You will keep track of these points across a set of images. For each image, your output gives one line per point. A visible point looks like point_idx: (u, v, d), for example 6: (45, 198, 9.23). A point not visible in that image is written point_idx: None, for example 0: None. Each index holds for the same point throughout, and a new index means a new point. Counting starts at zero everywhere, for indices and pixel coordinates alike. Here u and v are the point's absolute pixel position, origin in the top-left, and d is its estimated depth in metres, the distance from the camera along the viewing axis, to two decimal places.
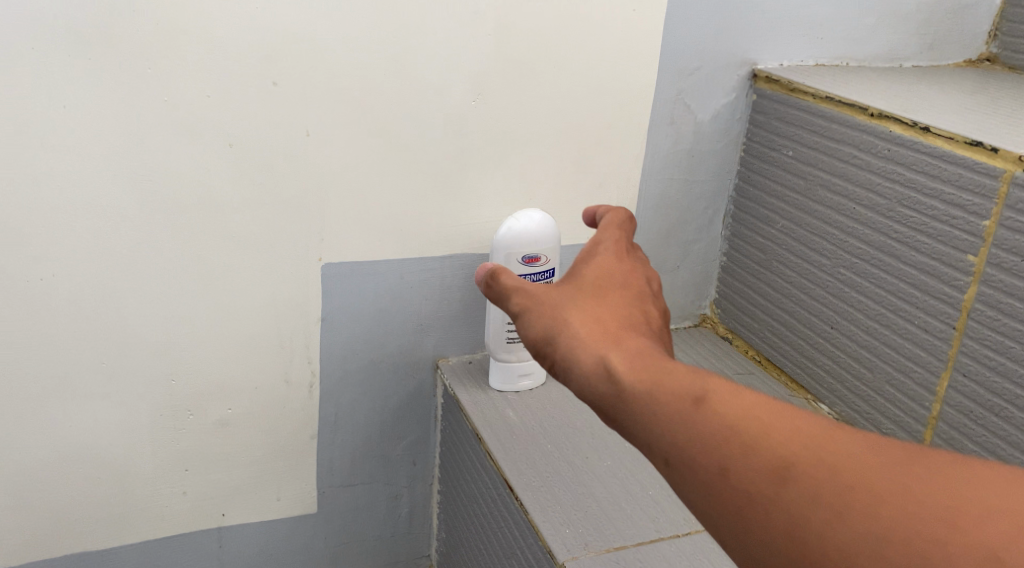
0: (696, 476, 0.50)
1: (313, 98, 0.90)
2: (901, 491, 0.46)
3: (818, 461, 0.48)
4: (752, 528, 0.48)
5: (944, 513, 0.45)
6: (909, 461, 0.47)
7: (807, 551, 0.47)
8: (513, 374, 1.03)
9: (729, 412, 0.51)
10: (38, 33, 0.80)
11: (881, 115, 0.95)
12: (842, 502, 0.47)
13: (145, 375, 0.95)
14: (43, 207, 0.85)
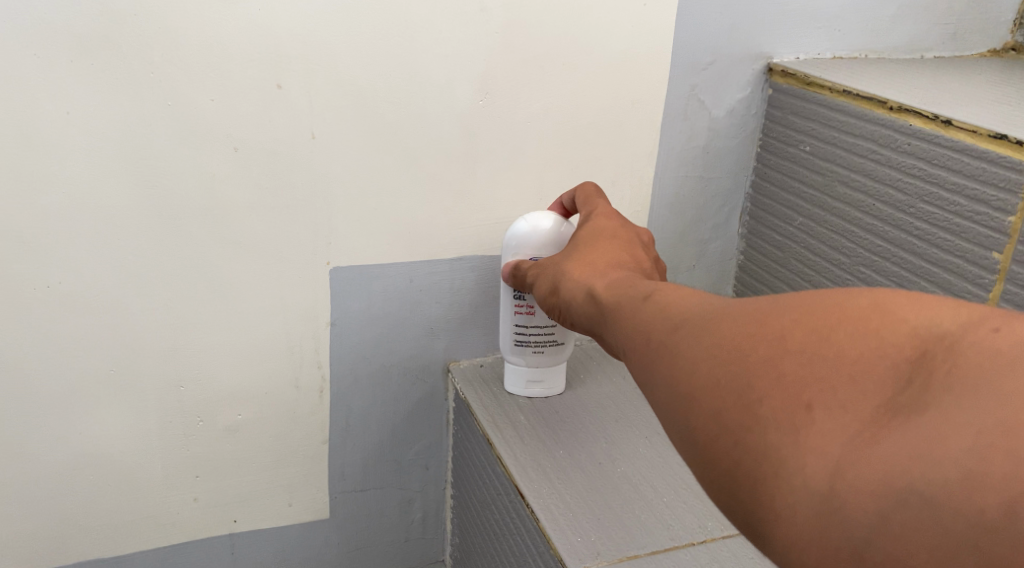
0: (638, 349, 0.58)
1: (319, 99, 0.89)
2: (775, 330, 0.50)
3: (717, 314, 0.54)
4: (663, 377, 0.54)
5: (809, 332, 0.49)
6: (792, 297, 0.51)
7: (698, 382, 0.52)
8: (522, 379, 1.01)
9: (661, 299, 0.60)
10: (39, 39, 0.78)
11: (900, 108, 0.92)
12: (730, 337, 0.52)
13: (154, 382, 0.94)
14: (47, 214, 0.84)
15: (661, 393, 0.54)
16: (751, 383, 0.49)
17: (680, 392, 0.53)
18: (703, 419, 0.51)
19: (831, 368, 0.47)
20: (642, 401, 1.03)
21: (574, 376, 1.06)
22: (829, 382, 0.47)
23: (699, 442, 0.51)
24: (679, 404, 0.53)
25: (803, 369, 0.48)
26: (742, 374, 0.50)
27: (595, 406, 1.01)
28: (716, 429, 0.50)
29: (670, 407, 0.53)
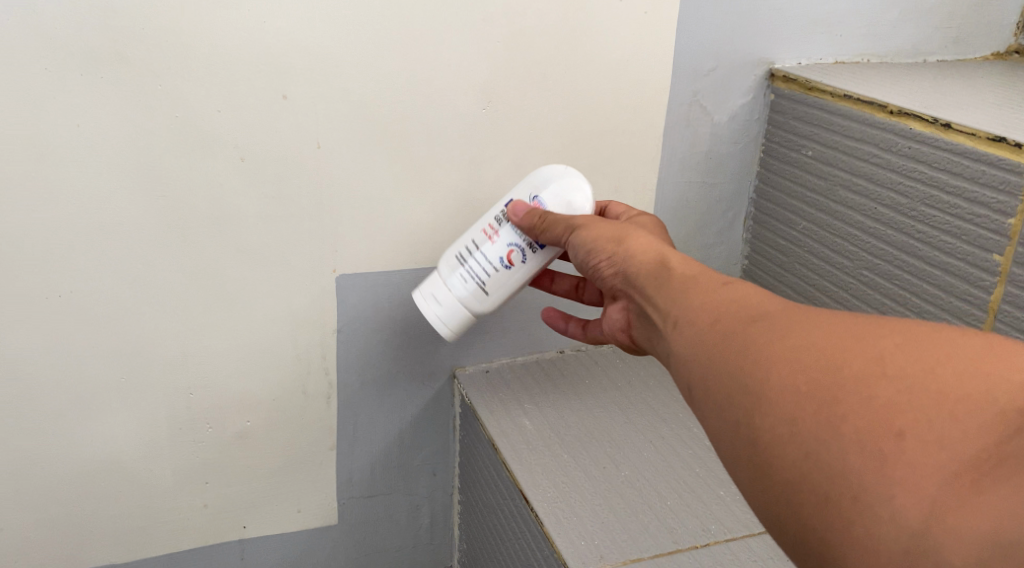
0: (721, 341, 0.60)
1: (324, 109, 0.90)
2: (879, 353, 0.53)
3: (816, 325, 0.56)
4: (747, 378, 0.56)
5: (915, 362, 0.52)
6: (897, 328, 0.54)
7: (785, 389, 0.54)
8: (429, 288, 0.88)
9: (749, 301, 0.62)
10: (49, 52, 0.80)
11: (901, 111, 0.93)
12: (830, 350, 0.54)
13: (163, 390, 0.95)
14: (58, 223, 0.85)
15: (743, 389, 0.56)
16: (843, 398, 0.52)
17: (763, 394, 0.55)
18: (782, 423, 0.53)
19: (931, 401, 0.50)
20: (647, 406, 1.03)
21: (579, 381, 1.07)
22: (926, 412, 0.50)
23: (770, 445, 0.54)
24: (758, 405, 0.55)
25: (899, 395, 0.51)
26: (836, 388, 0.52)
27: (600, 411, 1.02)
28: (793, 435, 0.53)
29: (746, 407, 0.56)
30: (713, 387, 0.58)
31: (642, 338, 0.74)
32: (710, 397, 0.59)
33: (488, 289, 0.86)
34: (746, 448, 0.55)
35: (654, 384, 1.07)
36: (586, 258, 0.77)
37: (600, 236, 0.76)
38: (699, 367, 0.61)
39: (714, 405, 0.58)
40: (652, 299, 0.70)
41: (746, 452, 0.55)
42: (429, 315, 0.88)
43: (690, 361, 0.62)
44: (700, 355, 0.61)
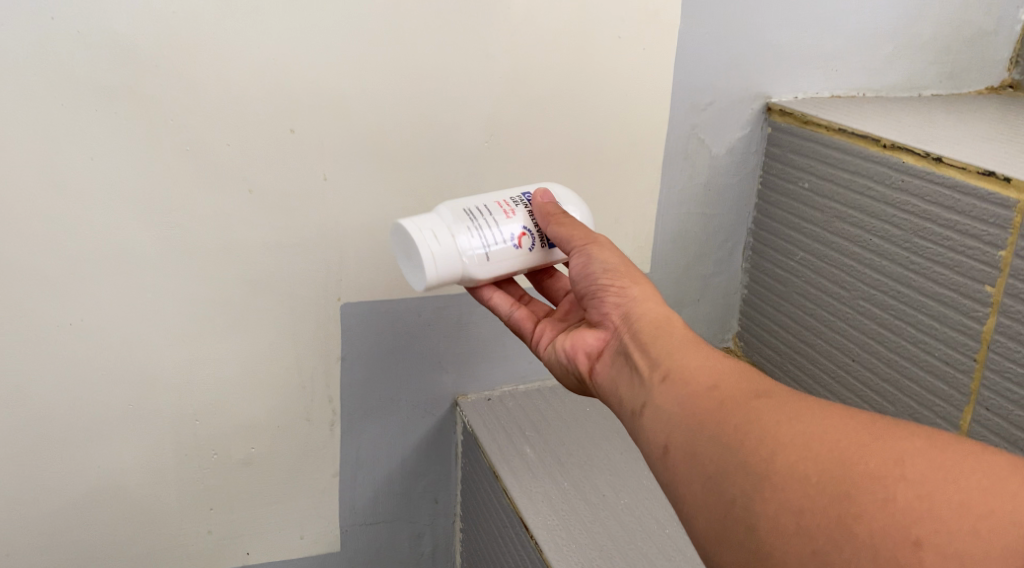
0: (721, 412, 0.66)
1: (331, 143, 0.92)
2: (899, 455, 0.58)
3: (829, 416, 0.62)
4: (759, 469, 0.61)
5: (932, 468, 0.57)
6: (915, 433, 0.59)
7: (798, 476, 0.60)
8: (428, 225, 0.82)
9: (753, 382, 0.68)
10: (65, 88, 0.82)
11: (894, 146, 0.95)
12: (843, 446, 0.60)
13: (170, 417, 0.96)
14: (70, 253, 0.87)
15: (749, 469, 0.62)
16: (855, 495, 0.57)
17: (769, 477, 0.61)
18: (789, 510, 0.59)
19: (950, 512, 0.55)
20: None
21: (580, 409, 1.08)
22: (941, 523, 0.55)
23: (773, 528, 0.59)
24: (763, 488, 0.61)
25: (915, 499, 0.56)
26: (847, 483, 0.58)
27: (600, 438, 1.03)
28: (801, 525, 0.58)
29: (749, 488, 0.61)
30: (717, 466, 0.64)
31: (608, 377, 0.79)
32: (705, 470, 0.64)
33: (490, 255, 0.82)
34: (740, 523, 0.61)
35: None
36: (595, 277, 0.79)
37: (616, 263, 0.79)
38: (692, 438, 0.66)
39: (711, 478, 0.64)
40: (649, 348, 0.74)
41: (741, 528, 0.61)
42: (422, 248, 0.80)
43: (685, 428, 0.67)
44: (695, 424, 0.67)
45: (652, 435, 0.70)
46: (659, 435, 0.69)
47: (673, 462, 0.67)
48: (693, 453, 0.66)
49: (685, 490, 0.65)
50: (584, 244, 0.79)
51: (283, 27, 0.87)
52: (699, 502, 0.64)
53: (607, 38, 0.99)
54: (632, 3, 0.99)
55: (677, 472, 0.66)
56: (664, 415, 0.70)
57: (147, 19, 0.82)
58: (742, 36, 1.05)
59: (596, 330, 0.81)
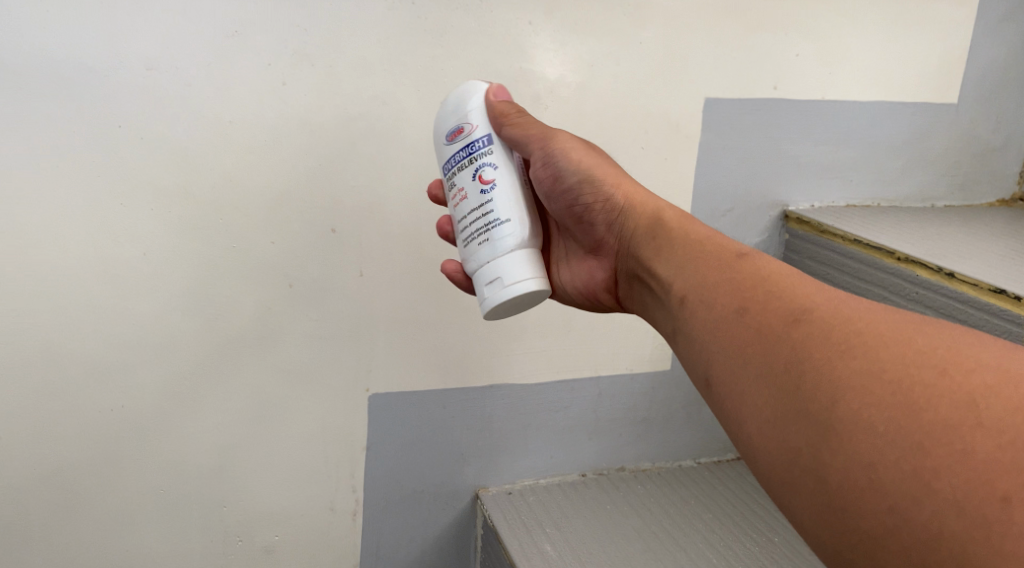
0: (768, 345, 0.65)
1: (367, 241, 0.97)
2: (971, 397, 0.57)
3: (887, 346, 0.60)
4: (823, 413, 0.60)
5: (1007, 410, 0.56)
6: (983, 366, 0.58)
7: (862, 424, 0.58)
8: (482, 285, 0.81)
9: (786, 302, 0.66)
10: (124, 188, 0.88)
11: (908, 259, 0.98)
12: (908, 388, 0.58)
13: (199, 502, 0.99)
14: (117, 342, 0.91)
15: (810, 415, 0.60)
16: (931, 446, 0.56)
17: (833, 426, 0.59)
18: (861, 464, 0.58)
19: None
20: (666, 534, 1.06)
21: (599, 506, 1.10)
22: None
23: (845, 481, 0.58)
24: (828, 437, 0.59)
25: (995, 450, 0.55)
26: (920, 434, 0.57)
27: (621, 538, 1.05)
28: (874, 478, 0.57)
29: (814, 435, 0.60)
30: (775, 409, 0.62)
31: (633, 300, 0.84)
32: (761, 414, 0.63)
33: (499, 216, 0.80)
34: (809, 473, 0.60)
35: (673, 512, 1.10)
36: (575, 187, 0.83)
37: (590, 167, 0.83)
38: (738, 376, 0.65)
39: (770, 422, 0.62)
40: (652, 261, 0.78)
41: (809, 479, 0.60)
42: (510, 293, 0.79)
43: (730, 365, 0.66)
44: (738, 358, 0.66)
45: (695, 370, 0.70)
46: (704, 375, 0.69)
47: (720, 398, 0.67)
48: (743, 393, 0.65)
49: (741, 433, 0.64)
50: (548, 154, 0.81)
51: (326, 133, 0.92)
52: (760, 446, 0.63)
53: (630, 149, 1.04)
54: (655, 117, 1.04)
55: (733, 418, 0.65)
56: (700, 350, 0.70)
57: (202, 126, 0.88)
58: (761, 149, 1.10)
59: (600, 253, 0.86)
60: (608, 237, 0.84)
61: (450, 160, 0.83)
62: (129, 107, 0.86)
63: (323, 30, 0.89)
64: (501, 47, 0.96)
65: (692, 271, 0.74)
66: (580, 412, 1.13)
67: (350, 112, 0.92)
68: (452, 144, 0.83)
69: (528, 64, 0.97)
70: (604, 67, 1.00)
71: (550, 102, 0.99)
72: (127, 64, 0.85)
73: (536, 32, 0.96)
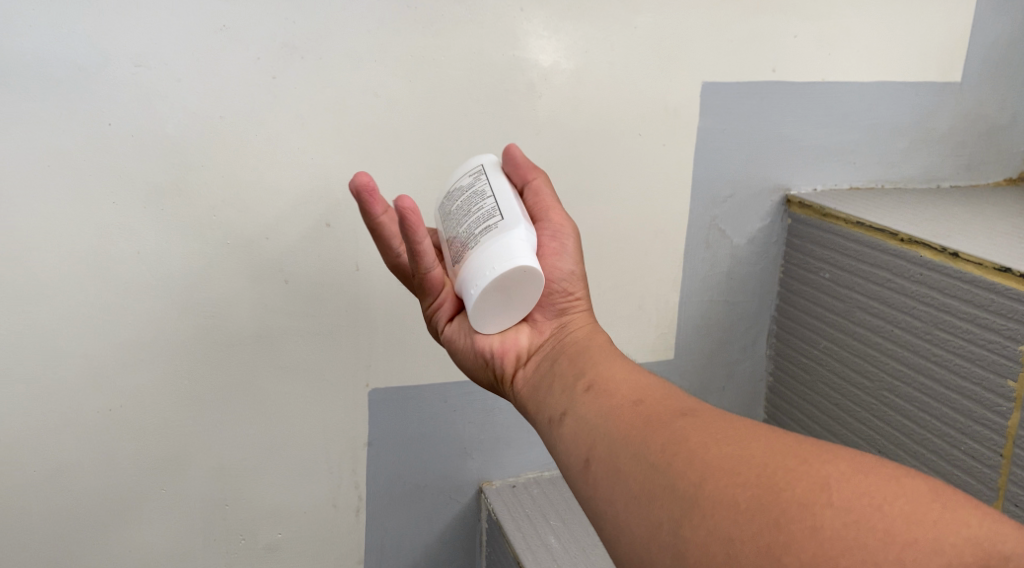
0: (651, 429, 0.64)
1: (363, 236, 0.96)
2: (825, 480, 0.56)
3: (757, 439, 0.60)
4: (688, 492, 0.59)
5: (855, 494, 0.55)
6: (840, 456, 0.57)
7: (723, 502, 0.58)
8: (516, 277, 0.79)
9: (678, 400, 0.66)
10: (118, 186, 0.87)
11: (911, 240, 0.97)
12: (769, 470, 0.58)
13: (200, 501, 0.98)
14: (114, 341, 0.91)
15: (676, 494, 0.60)
16: (785, 522, 0.55)
17: (697, 503, 0.59)
18: (717, 541, 0.57)
19: (876, 543, 0.53)
20: None
21: None
22: (867, 553, 0.53)
23: (699, 558, 0.57)
24: (692, 513, 0.58)
25: (843, 528, 0.54)
26: (776, 512, 0.56)
27: None
28: (730, 553, 0.56)
29: (678, 510, 0.59)
30: (645, 487, 0.62)
31: (528, 380, 0.78)
32: (631, 491, 0.62)
33: None
34: (669, 548, 0.59)
35: None
36: (563, 276, 0.80)
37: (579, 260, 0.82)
38: (617, 457, 0.64)
39: (638, 500, 0.62)
40: (577, 354, 0.76)
41: (669, 556, 0.59)
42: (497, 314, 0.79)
43: (612, 446, 0.65)
44: (622, 438, 0.65)
45: (573, 448, 0.68)
46: (581, 452, 0.67)
47: (596, 476, 0.65)
48: (617, 472, 0.64)
49: (609, 510, 0.63)
50: (560, 232, 0.82)
51: (317, 128, 0.91)
52: (625, 524, 0.62)
53: (627, 136, 1.03)
54: (652, 103, 1.03)
55: (604, 497, 0.64)
56: (585, 430, 0.68)
57: (192, 122, 0.87)
58: (761, 132, 1.08)
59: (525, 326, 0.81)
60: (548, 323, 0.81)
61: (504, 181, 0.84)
62: (119, 104, 0.85)
63: (311, 21, 0.88)
64: (494, 35, 0.94)
65: (607, 366, 0.72)
66: None
67: (342, 105, 0.91)
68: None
69: (522, 51, 0.96)
70: (599, 52, 0.99)
71: (544, 89, 0.98)
72: (116, 61, 0.84)
73: (528, 19, 0.95)
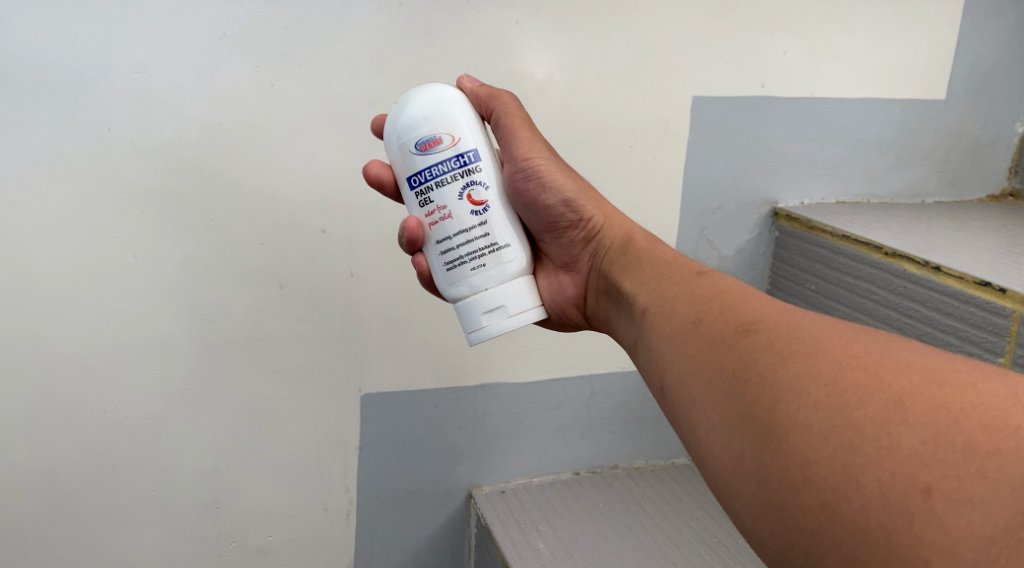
0: (719, 354, 0.66)
1: (358, 242, 0.97)
2: (898, 395, 0.58)
3: (824, 352, 0.62)
4: (765, 418, 0.61)
5: (932, 409, 0.57)
6: (911, 367, 0.60)
7: (801, 425, 0.60)
8: (491, 305, 0.78)
9: (738, 313, 0.68)
10: (115, 191, 0.88)
11: (894, 253, 0.99)
12: (842, 387, 0.60)
13: (193, 503, 0.99)
14: (108, 343, 0.92)
15: (754, 418, 0.62)
16: (861, 442, 0.57)
17: (774, 427, 0.61)
18: (798, 461, 0.59)
19: (957, 456, 0.56)
20: (659, 531, 1.06)
21: (592, 505, 1.10)
22: (950, 466, 0.55)
23: (782, 481, 0.59)
24: (770, 437, 0.60)
25: (920, 444, 0.56)
26: (851, 430, 0.58)
27: (613, 535, 1.05)
28: (810, 476, 0.58)
29: (758, 436, 0.61)
30: (723, 412, 0.63)
31: (602, 313, 0.83)
32: (710, 418, 0.64)
33: (494, 240, 0.78)
34: (752, 474, 0.61)
35: (667, 511, 1.10)
36: (559, 207, 0.81)
37: (566, 183, 0.81)
38: (689, 387, 0.67)
39: (719, 426, 0.63)
40: (626, 283, 0.79)
41: (752, 480, 0.61)
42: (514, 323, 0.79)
43: (684, 373, 0.68)
44: (692, 368, 0.67)
45: (652, 380, 0.71)
46: (658, 381, 0.70)
47: (674, 406, 0.67)
48: (692, 400, 0.66)
49: (690, 439, 0.65)
50: (527, 168, 0.80)
51: (314, 136, 0.93)
52: (707, 451, 0.64)
53: (619, 148, 1.05)
54: (643, 116, 1.05)
55: (685, 426, 0.66)
56: (655, 360, 0.71)
57: (192, 128, 0.89)
58: (749, 146, 1.10)
59: (570, 270, 0.84)
60: (581, 255, 0.83)
61: (422, 174, 0.78)
62: (119, 110, 0.86)
63: (310, 30, 0.90)
64: (489, 47, 0.96)
65: (664, 291, 0.75)
66: (572, 411, 1.13)
67: (338, 113, 0.93)
68: (427, 155, 0.78)
69: (516, 63, 0.98)
70: (592, 65, 1.00)
71: (538, 101, 1.00)
72: (116, 67, 0.85)
73: (523, 31, 0.97)
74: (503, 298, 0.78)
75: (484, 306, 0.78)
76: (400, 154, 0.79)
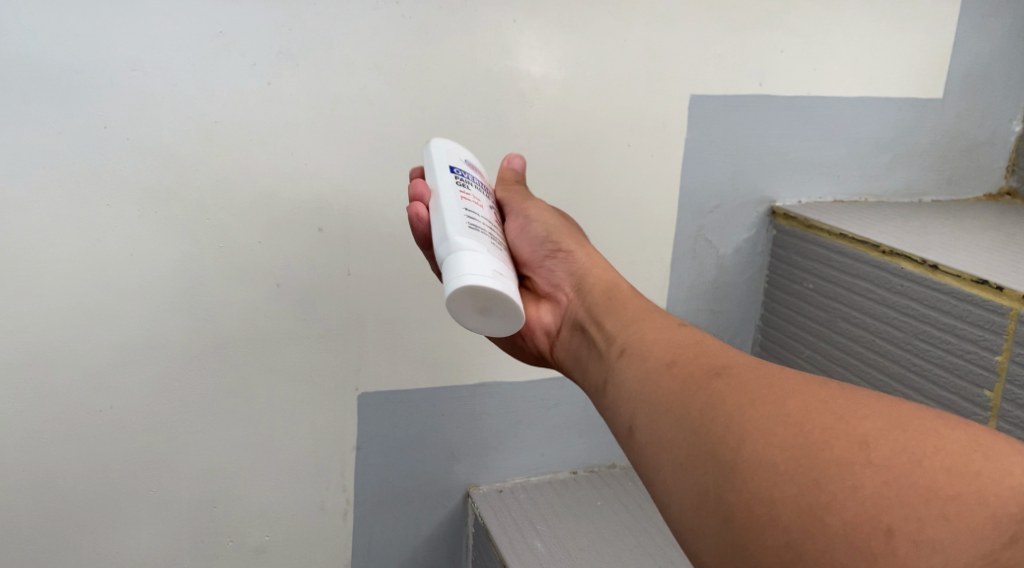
0: (689, 392, 0.64)
1: (355, 240, 0.97)
2: (863, 437, 0.56)
3: (790, 395, 0.60)
4: (728, 458, 0.59)
5: (894, 452, 0.55)
6: (875, 411, 0.57)
7: (761, 466, 0.57)
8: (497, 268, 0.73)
9: (713, 357, 0.67)
10: (112, 190, 0.88)
11: (891, 251, 0.99)
12: (807, 429, 0.57)
13: (190, 503, 0.99)
14: (105, 343, 0.91)
15: (717, 458, 0.59)
16: (826, 483, 0.55)
17: (738, 467, 0.58)
18: (760, 503, 0.56)
19: (918, 498, 0.53)
20: (656, 529, 1.07)
21: (589, 503, 1.10)
22: (912, 509, 0.53)
23: (744, 520, 0.57)
24: (733, 477, 0.58)
25: (883, 486, 0.54)
26: (814, 472, 0.55)
27: (610, 534, 1.05)
28: (772, 514, 0.56)
29: (721, 475, 0.59)
30: (689, 451, 0.61)
31: (571, 350, 0.81)
32: (677, 457, 0.62)
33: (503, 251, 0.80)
34: (714, 513, 0.58)
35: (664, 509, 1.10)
36: (542, 240, 0.84)
37: (553, 226, 0.85)
38: (656, 426, 0.65)
39: (682, 467, 0.61)
40: (603, 319, 0.77)
41: (714, 519, 0.58)
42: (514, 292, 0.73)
43: (651, 413, 0.66)
44: (663, 405, 0.65)
45: (621, 417, 0.69)
46: (625, 422, 0.68)
47: (642, 444, 0.66)
48: (659, 439, 0.64)
49: (656, 478, 0.63)
50: (524, 212, 0.86)
51: (311, 134, 0.93)
52: (671, 490, 0.62)
53: (617, 147, 1.05)
54: (641, 114, 1.04)
55: (650, 465, 0.64)
56: (626, 398, 0.69)
57: (188, 127, 0.88)
58: (747, 145, 1.10)
59: (550, 303, 0.84)
60: (563, 288, 0.83)
61: (466, 172, 0.84)
62: (115, 109, 0.86)
63: (308, 29, 0.90)
64: (487, 46, 0.96)
65: (640, 330, 0.73)
66: (570, 410, 1.13)
67: (335, 112, 0.93)
68: (472, 172, 0.86)
69: (514, 61, 0.98)
70: (589, 63, 1.00)
71: (536, 99, 1.00)
72: (112, 66, 0.85)
73: (520, 30, 0.97)
74: (507, 272, 0.75)
75: (493, 263, 0.73)
76: (443, 156, 0.84)
